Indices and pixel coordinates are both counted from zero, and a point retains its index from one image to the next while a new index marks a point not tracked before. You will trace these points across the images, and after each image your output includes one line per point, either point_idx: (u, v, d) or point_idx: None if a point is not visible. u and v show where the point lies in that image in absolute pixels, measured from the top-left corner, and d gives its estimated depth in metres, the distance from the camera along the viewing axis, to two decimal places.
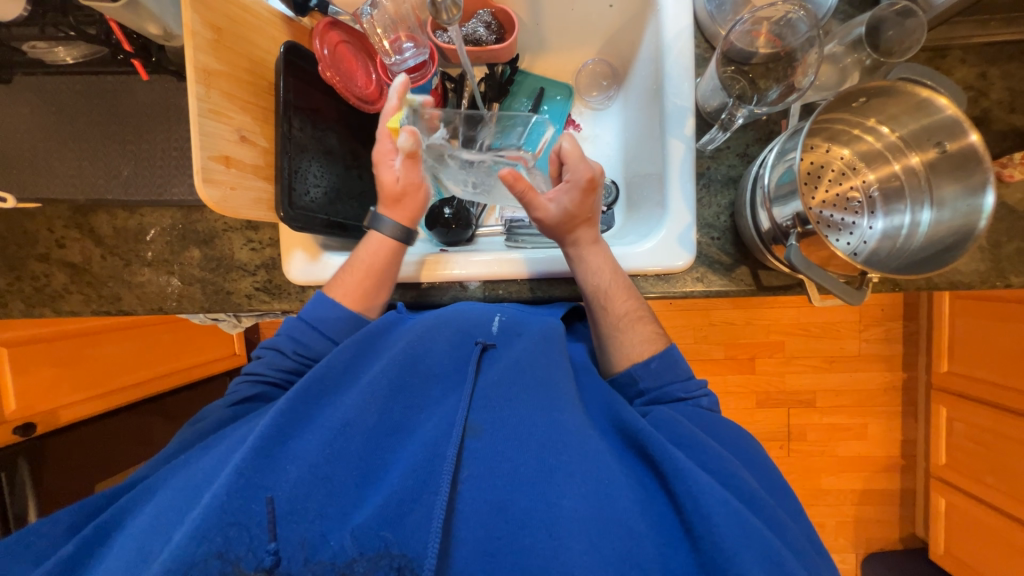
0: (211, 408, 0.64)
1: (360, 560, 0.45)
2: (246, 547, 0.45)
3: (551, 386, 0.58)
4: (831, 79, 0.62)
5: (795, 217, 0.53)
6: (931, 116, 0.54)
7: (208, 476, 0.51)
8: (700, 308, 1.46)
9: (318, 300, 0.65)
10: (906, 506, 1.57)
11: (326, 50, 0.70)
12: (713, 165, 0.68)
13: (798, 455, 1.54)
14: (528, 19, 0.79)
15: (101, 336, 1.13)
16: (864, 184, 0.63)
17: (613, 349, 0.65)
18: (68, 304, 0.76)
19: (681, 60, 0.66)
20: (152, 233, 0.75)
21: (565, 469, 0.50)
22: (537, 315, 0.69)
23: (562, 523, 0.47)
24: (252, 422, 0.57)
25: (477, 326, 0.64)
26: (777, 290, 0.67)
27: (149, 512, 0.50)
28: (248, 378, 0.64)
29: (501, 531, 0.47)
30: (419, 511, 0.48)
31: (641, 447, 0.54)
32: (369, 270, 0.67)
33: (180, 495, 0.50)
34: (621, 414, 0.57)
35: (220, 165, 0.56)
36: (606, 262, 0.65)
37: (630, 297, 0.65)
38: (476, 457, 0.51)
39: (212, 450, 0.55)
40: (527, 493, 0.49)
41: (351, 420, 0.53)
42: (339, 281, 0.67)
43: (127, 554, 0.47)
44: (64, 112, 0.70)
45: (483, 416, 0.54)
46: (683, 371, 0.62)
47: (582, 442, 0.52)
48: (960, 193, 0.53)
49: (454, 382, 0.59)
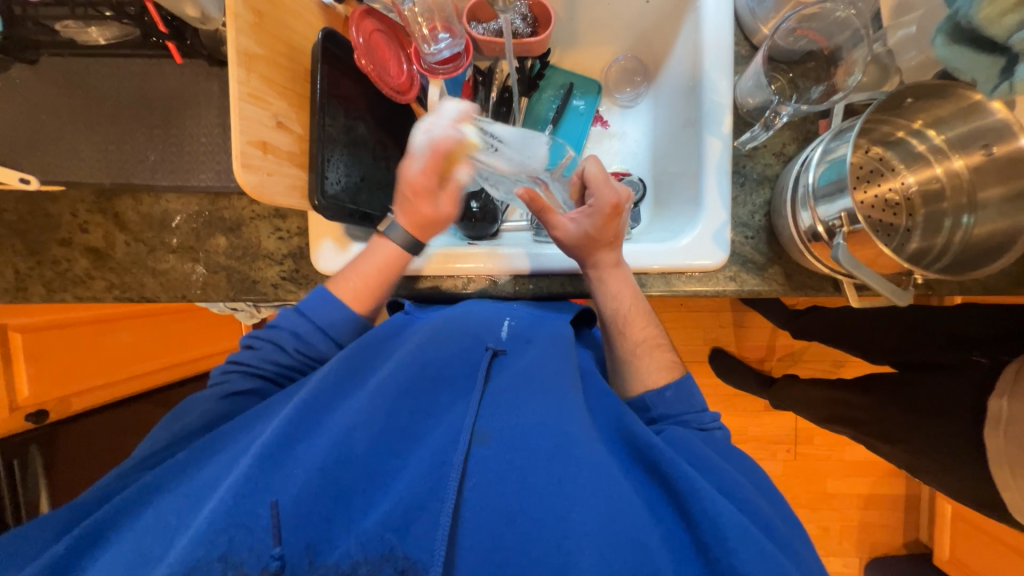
0: (197, 400, 0.61)
1: (364, 563, 0.44)
2: (249, 548, 0.43)
3: (563, 395, 0.56)
4: (872, 79, 0.63)
5: (844, 216, 0.52)
6: (979, 119, 0.53)
7: (215, 481, 0.50)
8: (713, 309, 1.46)
9: (320, 297, 0.64)
10: (910, 511, 1.58)
11: (361, 39, 0.67)
12: (749, 163, 0.68)
13: (805, 458, 1.54)
14: (563, 14, 0.79)
15: (109, 326, 1.11)
16: (903, 185, 0.62)
17: (630, 369, 0.65)
18: (90, 289, 0.75)
19: (721, 59, 0.66)
20: (178, 219, 0.74)
21: (575, 481, 0.49)
22: (546, 318, 0.68)
23: (573, 539, 0.45)
24: (257, 427, 0.55)
25: (488, 330, 0.63)
26: (811, 290, 0.67)
27: (157, 511, 0.49)
28: (238, 370, 0.62)
29: (508, 542, 0.46)
30: (426, 519, 0.47)
31: (652, 464, 0.53)
32: (378, 274, 0.66)
33: (186, 499, 0.49)
34: (632, 428, 0.55)
35: (257, 150, 0.56)
36: (624, 285, 0.65)
37: (646, 321, 0.65)
38: (483, 464, 0.50)
39: (217, 456, 0.54)
40: (537, 504, 0.47)
41: (356, 425, 0.51)
42: (344, 280, 0.65)
43: (126, 555, 0.46)
44: (90, 94, 0.69)
45: (493, 424, 0.53)
46: (696, 402, 0.62)
47: (592, 454, 0.51)
48: (1008, 196, 0.53)
49: (464, 388, 0.58)
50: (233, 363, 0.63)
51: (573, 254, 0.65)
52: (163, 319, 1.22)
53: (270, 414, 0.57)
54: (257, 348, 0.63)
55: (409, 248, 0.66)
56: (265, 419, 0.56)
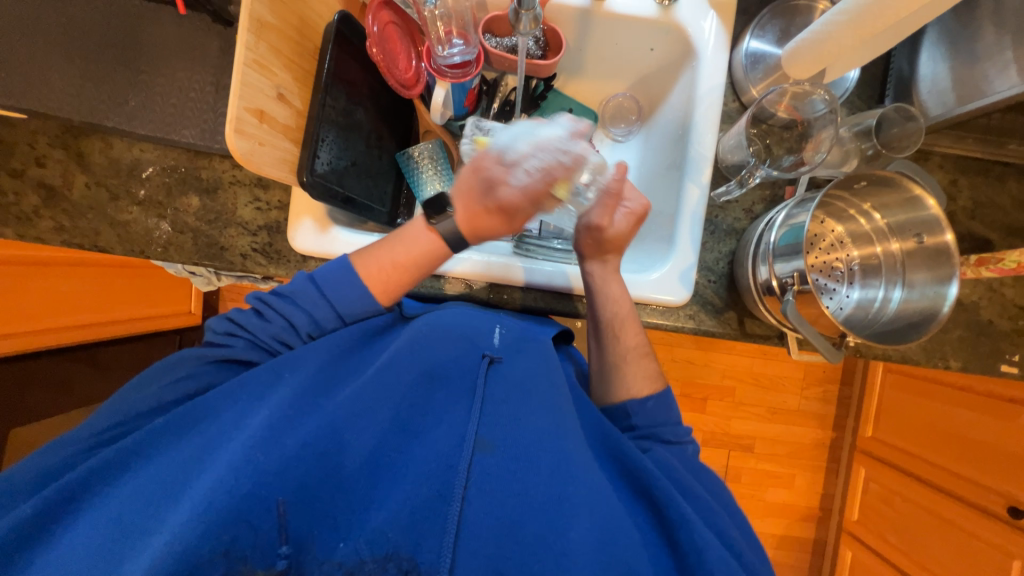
0: (178, 361, 0.57)
1: (370, 562, 0.45)
2: (256, 542, 0.44)
3: (557, 413, 0.56)
4: (835, 159, 0.71)
5: (796, 274, 0.58)
6: (915, 211, 0.62)
7: (199, 455, 0.48)
8: (667, 343, 1.56)
9: (341, 271, 0.59)
10: (816, 555, 1.75)
11: (375, 27, 0.68)
12: (721, 214, 0.74)
13: (733, 494, 1.68)
14: (573, 43, 0.80)
15: (47, 270, 1.04)
16: (848, 257, 0.70)
17: (615, 382, 0.65)
18: (36, 229, 0.70)
19: (710, 113, 0.72)
20: (149, 170, 0.71)
21: (572, 500, 0.50)
22: (533, 330, 0.68)
23: (570, 556, 0.47)
24: (241, 402, 0.53)
25: (482, 335, 0.63)
26: (758, 338, 0.73)
27: (131, 484, 0.47)
28: (243, 337, 0.58)
29: (511, 553, 0.47)
30: (435, 522, 0.48)
31: (640, 484, 0.55)
32: (408, 263, 0.61)
33: (165, 474, 0.47)
34: (621, 446, 0.57)
35: (253, 117, 0.55)
36: (625, 296, 0.67)
37: (639, 331, 0.66)
38: (486, 473, 0.51)
39: (197, 433, 0.50)
40: (538, 519, 0.49)
41: (356, 414, 0.52)
42: (374, 262, 0.60)
43: (102, 529, 0.44)
44: (73, 25, 0.65)
45: (495, 433, 0.53)
46: (674, 415, 0.64)
47: (589, 475, 0.53)
48: (930, 280, 0.61)
49: (463, 391, 0.57)
50: (233, 324, 0.58)
51: (582, 253, 0.67)
52: (108, 271, 1.17)
53: (256, 390, 0.54)
54: (265, 318, 0.58)
55: (453, 243, 0.61)
56: (247, 398, 0.53)
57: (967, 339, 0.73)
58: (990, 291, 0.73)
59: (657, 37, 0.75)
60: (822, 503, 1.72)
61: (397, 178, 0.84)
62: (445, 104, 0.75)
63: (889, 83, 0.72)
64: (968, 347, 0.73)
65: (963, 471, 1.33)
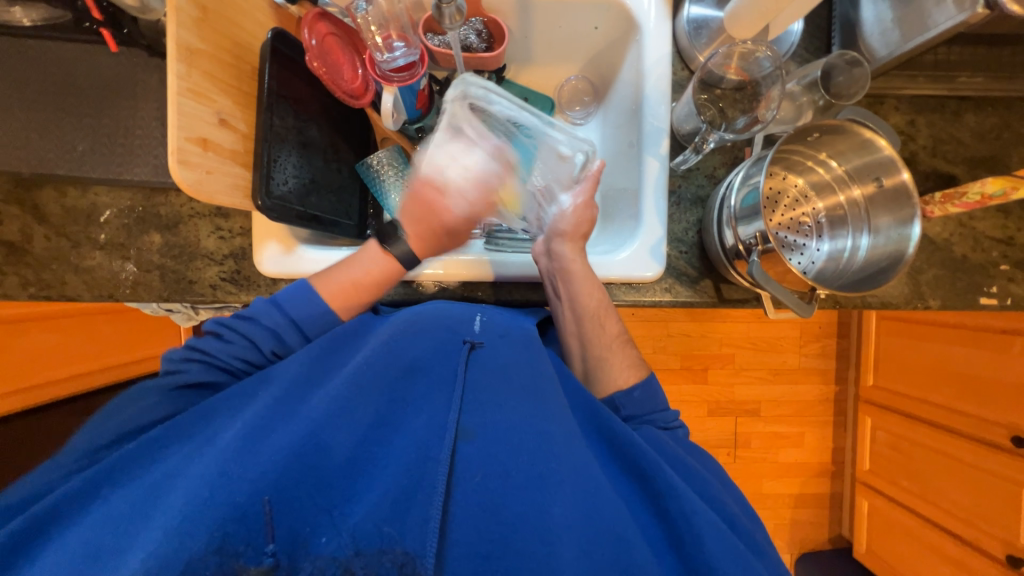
0: (143, 390, 0.56)
1: (359, 556, 0.46)
2: (245, 543, 0.44)
3: (539, 394, 0.56)
4: (790, 114, 0.71)
5: (758, 235, 0.58)
6: (871, 154, 0.61)
7: (178, 468, 0.49)
8: (660, 319, 1.56)
9: (302, 291, 0.61)
10: (834, 509, 1.76)
11: (313, 41, 0.68)
12: (683, 184, 0.74)
13: (744, 460, 1.68)
14: (517, 32, 0.80)
15: (25, 326, 1.04)
16: (814, 211, 0.70)
17: (601, 372, 0.65)
18: (1, 286, 0.70)
19: (660, 84, 0.71)
20: (107, 214, 0.70)
21: (555, 477, 0.50)
22: (514, 319, 0.67)
23: (554, 530, 0.48)
24: (222, 416, 0.53)
25: (461, 324, 0.62)
26: (737, 303, 0.73)
27: (111, 503, 0.47)
28: (202, 360, 0.57)
29: (494, 535, 0.48)
30: (419, 508, 0.48)
31: (629, 460, 0.55)
32: (359, 277, 0.64)
33: (144, 493, 0.47)
34: (609, 425, 0.56)
35: (196, 147, 0.54)
36: (595, 284, 0.66)
37: (616, 319, 0.67)
38: (469, 461, 0.51)
39: (178, 448, 0.51)
40: (521, 499, 0.49)
41: (332, 414, 0.51)
42: (333, 275, 0.63)
43: (83, 549, 0.44)
44: (9, 76, 0.64)
45: (476, 420, 0.53)
46: (661, 401, 0.64)
47: (572, 452, 0.52)
48: (892, 223, 0.61)
49: (442, 380, 0.56)
50: (194, 348, 0.58)
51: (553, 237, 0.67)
52: (90, 320, 1.14)
53: (231, 407, 0.54)
54: (226, 339, 0.58)
55: (403, 259, 0.66)
56: (226, 413, 0.53)
57: (943, 277, 0.73)
58: (960, 226, 0.73)
59: (599, 15, 0.75)
60: (834, 457, 1.73)
61: (362, 191, 0.84)
62: (395, 108, 0.74)
63: (835, 30, 0.72)
64: (946, 285, 0.73)
65: (963, 408, 1.35)
